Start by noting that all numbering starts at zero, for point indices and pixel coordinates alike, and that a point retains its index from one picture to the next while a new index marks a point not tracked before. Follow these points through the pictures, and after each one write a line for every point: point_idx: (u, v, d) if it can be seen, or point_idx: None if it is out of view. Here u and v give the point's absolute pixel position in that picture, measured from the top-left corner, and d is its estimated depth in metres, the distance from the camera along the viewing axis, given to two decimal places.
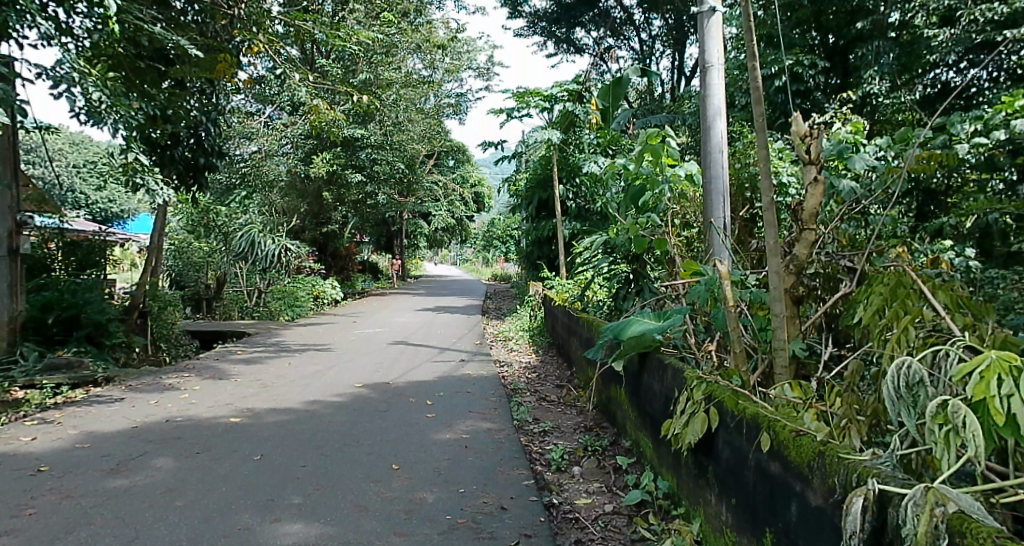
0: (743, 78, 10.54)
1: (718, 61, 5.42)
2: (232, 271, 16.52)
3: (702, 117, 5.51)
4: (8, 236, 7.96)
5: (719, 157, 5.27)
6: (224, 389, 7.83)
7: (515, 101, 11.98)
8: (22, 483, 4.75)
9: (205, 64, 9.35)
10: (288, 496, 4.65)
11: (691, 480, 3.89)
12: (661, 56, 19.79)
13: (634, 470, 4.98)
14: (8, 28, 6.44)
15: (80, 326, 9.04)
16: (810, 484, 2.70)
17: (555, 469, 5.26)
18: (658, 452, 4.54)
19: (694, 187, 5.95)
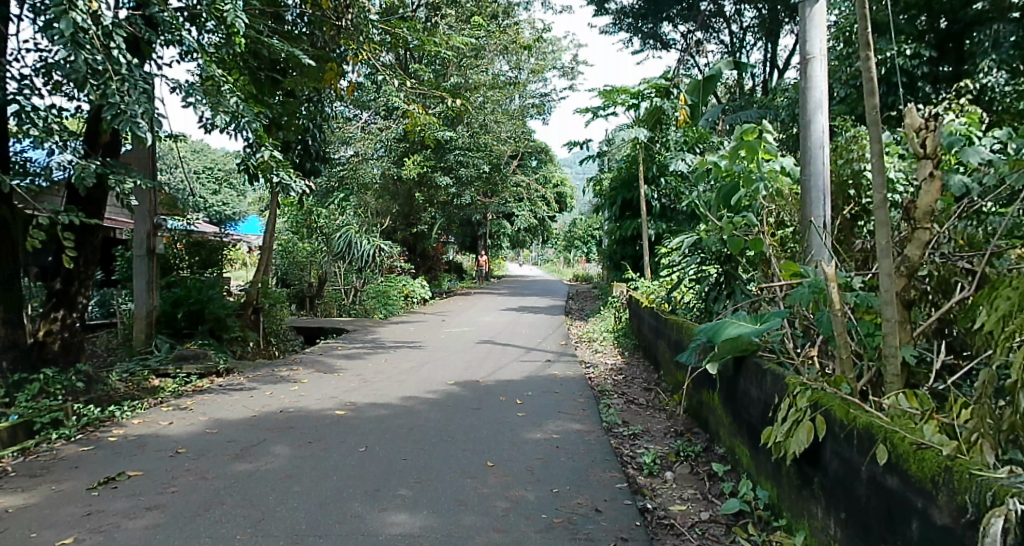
0: (843, 69, 10.29)
1: (820, 51, 5.31)
2: (332, 269, 17.03)
3: (801, 111, 5.42)
4: (146, 237, 8.63)
5: (819, 153, 5.20)
6: (329, 382, 8.26)
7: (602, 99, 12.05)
8: (165, 463, 5.21)
9: (314, 74, 9.87)
10: (394, 488, 4.91)
11: (794, 491, 3.88)
12: (753, 49, 19.35)
13: (730, 478, 4.96)
14: (149, 48, 6.85)
15: (203, 320, 9.81)
16: (934, 501, 2.69)
17: (648, 473, 5.29)
18: (756, 461, 4.52)
19: (791, 184, 5.84)
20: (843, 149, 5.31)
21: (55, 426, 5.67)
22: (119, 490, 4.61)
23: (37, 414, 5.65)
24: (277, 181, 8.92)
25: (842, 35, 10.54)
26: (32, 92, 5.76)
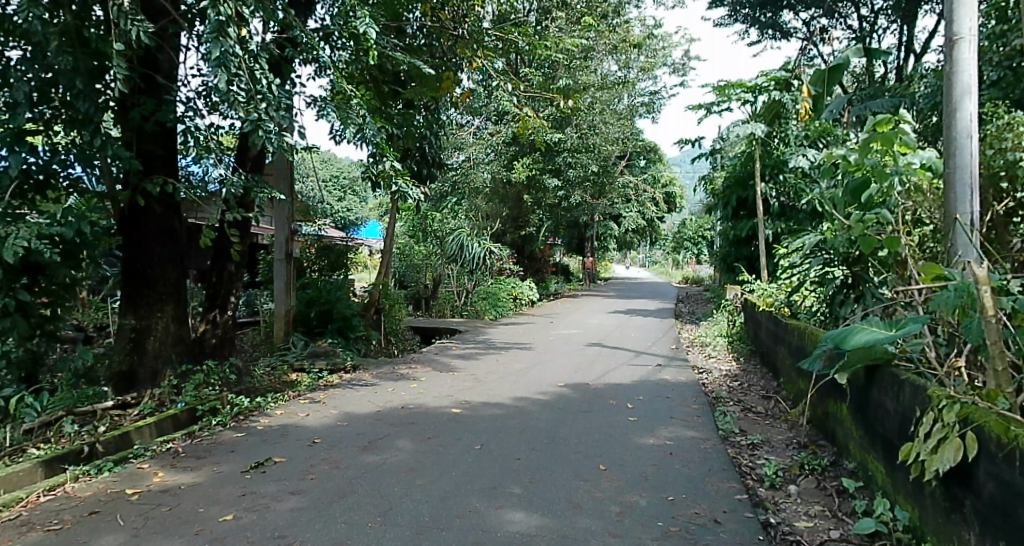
0: (994, 50, 9.65)
1: (970, 32, 4.87)
2: (446, 272, 17.55)
3: (948, 96, 4.99)
4: (285, 242, 9.33)
5: (968, 143, 4.80)
6: (445, 381, 8.59)
7: (715, 95, 11.92)
8: (303, 451, 5.59)
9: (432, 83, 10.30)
10: (508, 486, 4.97)
11: (939, 513, 3.73)
12: (885, 33, 18.34)
13: (862, 495, 4.75)
14: (288, 67, 7.40)
15: (332, 320, 10.52)
16: None
17: (770, 486, 5.15)
18: (893, 478, 4.33)
19: (933, 178, 5.56)
20: (993, 138, 5.16)
21: (213, 413, 6.24)
22: (267, 475, 4.99)
23: (199, 402, 6.25)
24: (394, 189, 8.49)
25: (996, 10, 9.83)
26: (195, 114, 6.39)
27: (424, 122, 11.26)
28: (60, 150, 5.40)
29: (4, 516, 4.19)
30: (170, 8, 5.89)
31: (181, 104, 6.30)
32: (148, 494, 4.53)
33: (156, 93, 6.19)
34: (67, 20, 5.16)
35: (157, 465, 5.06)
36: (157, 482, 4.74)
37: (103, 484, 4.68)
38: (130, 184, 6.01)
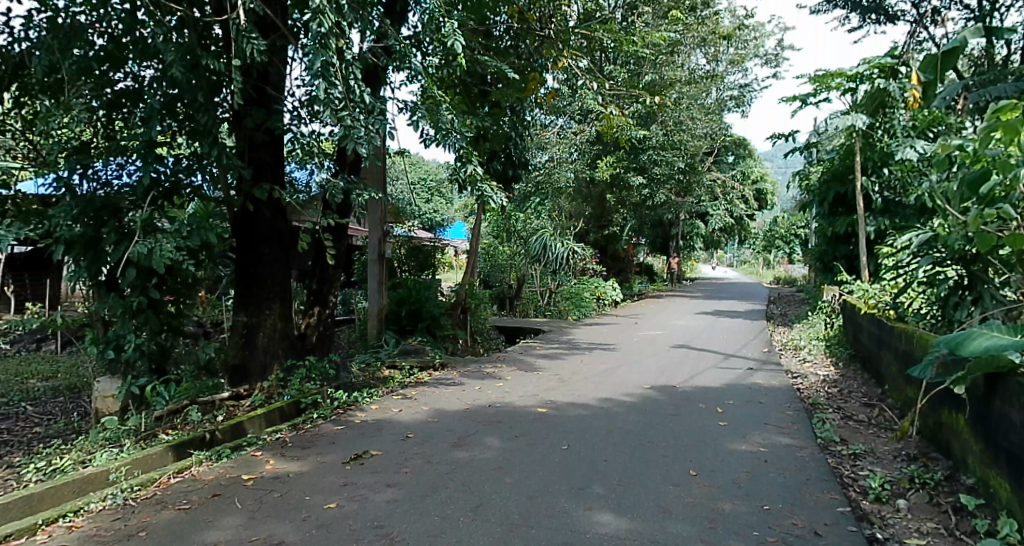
0: None
1: None
2: (530, 271, 17.65)
3: None
4: (378, 243, 9.63)
5: None
6: (530, 380, 8.68)
7: (814, 84, 11.52)
8: (397, 445, 5.79)
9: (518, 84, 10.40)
10: (596, 487, 4.99)
11: None
12: (1006, 11, 17.13)
13: (982, 513, 4.50)
14: (384, 73, 7.61)
15: (421, 319, 10.88)
16: None
17: (875, 499, 4.96)
18: (1020, 498, 4.09)
19: None
20: None
21: (314, 406, 6.56)
22: (366, 466, 5.22)
23: (302, 395, 6.59)
24: (478, 194, 8.49)
25: None
26: (300, 121, 6.72)
27: (509, 124, 11.40)
28: (182, 160, 5.81)
29: (142, 494, 4.55)
30: (280, 21, 6.28)
31: (287, 114, 6.66)
32: (261, 480, 4.83)
33: (266, 103, 6.54)
34: (190, 38, 5.60)
35: (268, 454, 5.37)
36: (269, 469, 5.04)
37: (222, 468, 5.02)
38: (241, 191, 6.38)
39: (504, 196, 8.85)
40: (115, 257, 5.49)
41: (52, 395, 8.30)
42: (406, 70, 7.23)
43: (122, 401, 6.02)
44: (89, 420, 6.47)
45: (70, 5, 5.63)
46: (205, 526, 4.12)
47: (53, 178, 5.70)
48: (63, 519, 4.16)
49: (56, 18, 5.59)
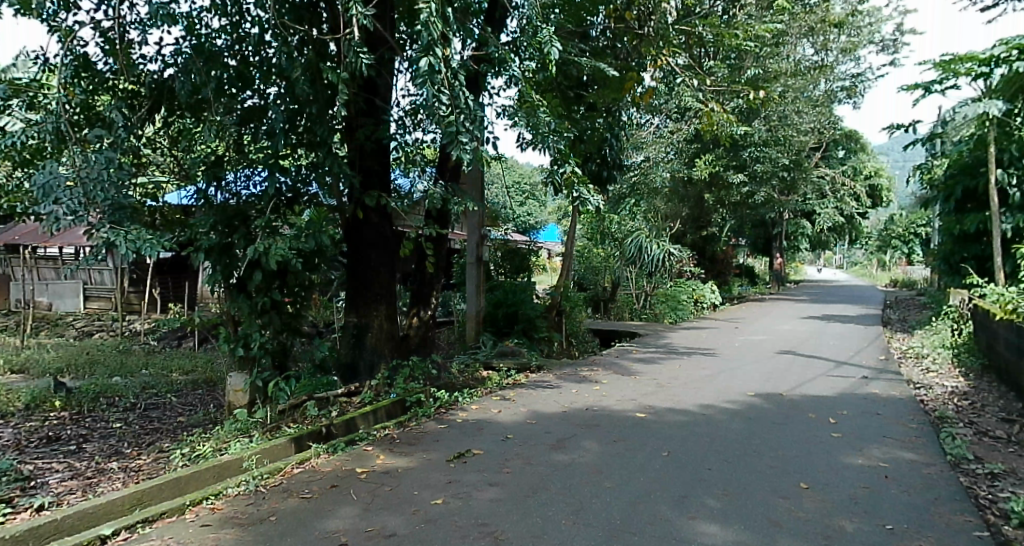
0: None
1: None
2: (624, 274, 17.45)
3: None
4: (475, 247, 9.83)
5: None
6: (628, 385, 8.62)
7: (940, 70, 10.80)
8: (498, 445, 5.90)
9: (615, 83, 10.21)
10: (702, 497, 4.90)
11: None
12: None
13: None
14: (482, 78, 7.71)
15: (517, 321, 11.13)
16: None
17: (1016, 523, 4.60)
18: None
19: None
20: None
21: (419, 405, 6.76)
22: (468, 465, 5.35)
23: (407, 394, 6.82)
24: (577, 196, 8.40)
25: None
26: (404, 130, 6.95)
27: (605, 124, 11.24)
28: (301, 169, 6.18)
29: (270, 482, 4.85)
30: (389, 35, 6.57)
31: (395, 123, 6.95)
32: (373, 474, 5.05)
33: (375, 114, 6.84)
34: (310, 55, 5.93)
35: (378, 448, 5.61)
36: (380, 463, 5.27)
37: (338, 461, 5.28)
38: (352, 197, 6.70)
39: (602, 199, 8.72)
40: (242, 262, 5.98)
41: (187, 388, 8.93)
42: (505, 73, 7.28)
43: (248, 395, 6.50)
44: (223, 412, 6.94)
45: (210, 32, 6.12)
46: (325, 514, 4.35)
47: (195, 191, 6.28)
48: (207, 500, 4.50)
49: (200, 46, 6.08)
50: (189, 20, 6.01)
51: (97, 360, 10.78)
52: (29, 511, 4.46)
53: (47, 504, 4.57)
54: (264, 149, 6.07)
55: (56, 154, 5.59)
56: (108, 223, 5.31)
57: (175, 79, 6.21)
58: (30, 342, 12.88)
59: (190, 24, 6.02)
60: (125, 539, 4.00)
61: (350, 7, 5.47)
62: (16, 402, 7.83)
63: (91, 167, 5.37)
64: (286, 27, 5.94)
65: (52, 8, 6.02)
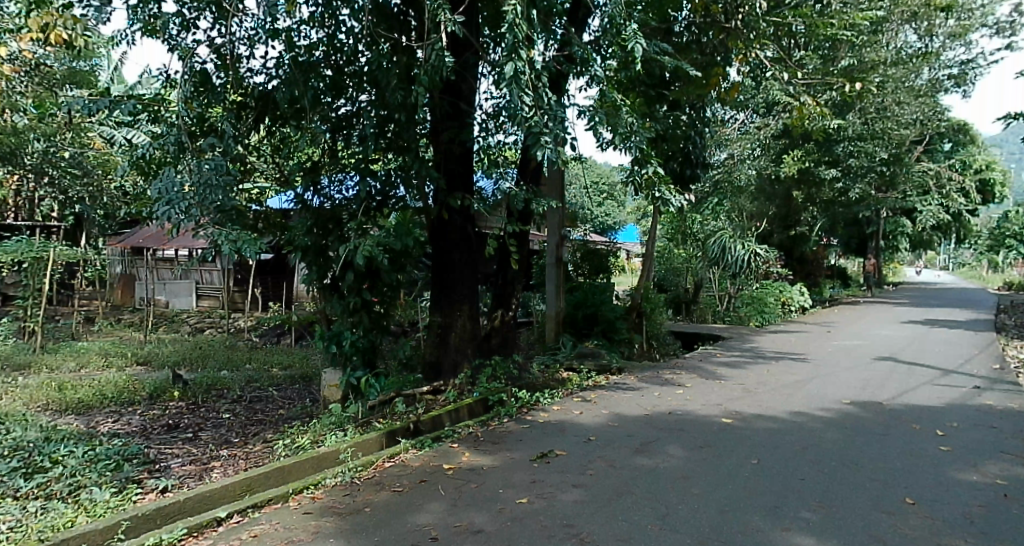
0: None
1: None
2: (708, 275, 17.10)
3: None
4: (555, 247, 9.87)
5: None
6: (714, 389, 8.47)
7: None
8: (581, 447, 5.92)
9: (701, 80, 10.03)
10: (796, 508, 4.76)
11: None
12: None
13: None
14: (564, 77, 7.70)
15: (597, 323, 11.12)
16: None
17: None
18: None
19: None
20: None
21: (501, 404, 6.87)
22: (551, 466, 5.39)
23: (490, 393, 6.93)
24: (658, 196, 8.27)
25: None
26: (487, 133, 7.06)
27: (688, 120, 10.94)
28: (390, 173, 6.37)
29: (364, 475, 5.05)
30: (474, 39, 6.69)
31: (478, 126, 7.06)
32: (459, 470, 5.17)
33: (460, 118, 6.97)
34: (400, 62, 6.12)
35: (464, 446, 5.74)
36: (466, 461, 5.39)
37: (426, 456, 5.44)
38: (436, 200, 6.85)
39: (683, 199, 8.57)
40: (339, 260, 6.22)
41: (287, 382, 9.37)
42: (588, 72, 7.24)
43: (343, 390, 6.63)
44: (319, 406, 7.25)
45: (307, 44, 6.39)
46: (415, 508, 4.49)
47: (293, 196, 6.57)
48: (307, 490, 4.73)
49: (298, 58, 6.34)
50: (289, 33, 6.29)
51: (198, 354, 11.41)
52: (153, 492, 4.82)
53: (168, 486, 4.92)
54: (356, 154, 6.29)
55: (175, 163, 5.98)
56: (216, 224, 5.75)
57: (277, 90, 6.50)
58: (147, 337, 13.80)
59: (290, 37, 6.30)
60: (238, 522, 4.29)
61: (438, 13, 5.62)
62: (138, 391, 8.41)
63: (204, 173, 5.71)
64: (377, 35, 6.18)
65: (175, 29, 6.43)
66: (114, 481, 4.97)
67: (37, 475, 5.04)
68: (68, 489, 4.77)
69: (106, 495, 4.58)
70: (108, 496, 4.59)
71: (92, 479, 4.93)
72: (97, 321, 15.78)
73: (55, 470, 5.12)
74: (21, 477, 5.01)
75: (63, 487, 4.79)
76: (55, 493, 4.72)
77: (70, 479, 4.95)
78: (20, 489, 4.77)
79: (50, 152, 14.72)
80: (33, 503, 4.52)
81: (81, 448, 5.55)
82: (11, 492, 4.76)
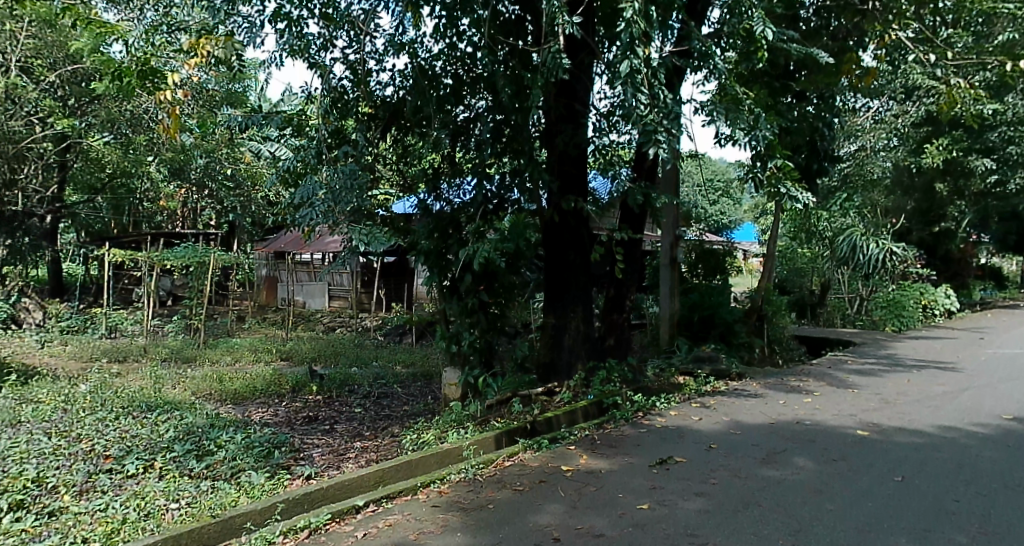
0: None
1: None
2: (837, 276, 16.33)
3: None
4: (670, 247, 9.70)
5: None
6: (846, 399, 8.04)
7: None
8: (702, 455, 5.78)
9: (832, 68, 9.38)
10: (948, 531, 4.38)
11: None
12: None
13: None
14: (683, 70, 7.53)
15: (714, 326, 10.83)
16: None
17: None
18: None
19: None
20: None
21: (616, 407, 6.83)
22: (671, 473, 5.31)
23: (604, 395, 6.89)
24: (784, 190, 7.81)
25: None
26: (600, 132, 7.04)
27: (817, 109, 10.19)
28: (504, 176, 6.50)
29: (486, 472, 5.18)
30: (591, 39, 6.69)
31: (592, 126, 7.06)
32: (578, 472, 5.20)
33: (574, 119, 6.99)
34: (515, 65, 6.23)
35: (581, 448, 5.77)
36: (583, 463, 5.41)
37: (544, 457, 5.52)
38: (550, 202, 6.91)
39: (812, 194, 8.04)
40: (459, 263, 6.40)
41: (412, 379, 9.72)
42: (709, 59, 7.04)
43: (461, 388, 6.94)
44: (441, 403, 7.49)
45: (430, 56, 6.63)
46: (535, 508, 4.55)
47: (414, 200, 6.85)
48: (434, 484, 4.91)
49: (421, 68, 6.59)
50: (412, 46, 6.56)
51: (334, 351, 12.10)
52: (300, 478, 5.17)
53: (312, 473, 5.25)
54: (473, 159, 6.45)
55: (314, 172, 6.44)
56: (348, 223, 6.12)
57: (403, 101, 6.80)
58: (288, 334, 14.71)
59: (413, 49, 6.56)
60: (374, 511, 4.50)
61: (556, 16, 5.66)
62: (283, 384, 9.00)
63: (340, 178, 6.09)
64: (495, 40, 6.36)
65: (316, 48, 6.84)
66: (268, 466, 5.39)
67: (205, 458, 5.57)
68: (231, 471, 5.25)
69: (261, 479, 4.97)
70: (263, 480, 4.98)
71: (249, 463, 5.40)
72: (245, 320, 17.00)
73: (218, 454, 5.63)
74: (193, 459, 5.55)
75: (226, 469, 5.28)
76: (220, 474, 5.21)
77: (231, 463, 5.43)
78: (192, 469, 5.30)
79: (211, 166, 17.02)
80: (202, 482, 5.00)
81: (239, 436, 6.09)
82: (186, 471, 5.29)
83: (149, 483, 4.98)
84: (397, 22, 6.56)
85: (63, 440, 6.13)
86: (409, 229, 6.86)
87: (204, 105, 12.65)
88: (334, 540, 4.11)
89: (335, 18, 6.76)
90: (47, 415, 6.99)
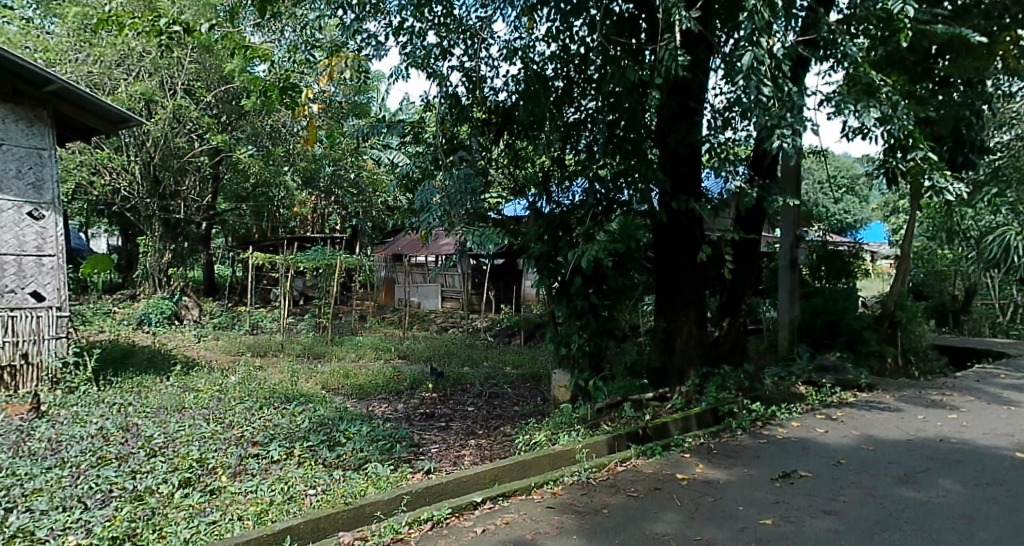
0: None
1: None
2: (985, 281, 14.99)
3: None
4: (789, 249, 9.25)
5: None
6: (999, 416, 7.34)
7: None
8: (832, 470, 5.45)
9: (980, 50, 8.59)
10: None
11: None
12: None
13: None
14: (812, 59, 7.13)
15: (840, 333, 10.21)
16: None
17: None
18: None
19: None
20: None
21: (733, 415, 6.59)
22: (797, 488, 5.04)
23: (720, 403, 6.66)
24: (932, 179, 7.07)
25: None
26: (715, 129, 6.80)
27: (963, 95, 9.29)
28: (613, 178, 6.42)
29: (600, 476, 5.14)
30: (709, 34, 6.48)
31: (707, 124, 6.84)
32: (694, 482, 5.05)
33: (688, 117, 6.79)
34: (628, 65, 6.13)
35: (697, 457, 5.60)
36: (701, 473, 5.25)
37: (659, 465, 5.40)
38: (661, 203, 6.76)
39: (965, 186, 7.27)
40: (569, 265, 6.40)
41: (526, 380, 9.79)
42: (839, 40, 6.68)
43: (571, 391, 7.00)
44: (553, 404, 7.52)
45: (543, 60, 6.65)
46: (652, 516, 4.46)
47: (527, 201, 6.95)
48: (548, 485, 4.92)
49: (533, 73, 6.64)
50: (526, 51, 6.60)
51: (453, 351, 12.39)
52: (420, 472, 5.34)
53: (432, 468, 5.41)
54: (584, 161, 6.43)
55: (433, 177, 6.64)
56: (463, 224, 6.29)
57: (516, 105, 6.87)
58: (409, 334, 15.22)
59: (526, 54, 6.60)
60: (491, 508, 4.57)
61: (673, 11, 5.52)
62: (404, 381, 9.31)
63: (457, 184, 6.31)
64: (609, 39, 6.28)
65: (434, 58, 7.03)
66: (391, 459, 5.61)
67: (336, 448, 5.87)
68: (359, 462, 5.50)
69: (387, 471, 5.17)
70: (387, 472, 5.18)
71: (375, 455, 5.63)
72: (371, 319, 17.77)
73: (348, 445, 5.91)
74: (325, 448, 5.86)
75: (354, 460, 5.54)
76: (349, 464, 5.47)
77: (359, 454, 5.68)
78: (324, 458, 5.59)
79: (339, 173, 17.88)
80: (334, 471, 5.26)
81: (365, 429, 6.36)
82: (319, 460, 5.59)
83: (289, 469, 5.30)
84: (512, 28, 6.62)
85: (218, 426, 6.64)
86: (521, 231, 6.94)
87: (333, 115, 13.41)
88: (454, 534, 4.20)
89: (452, 28, 6.92)
90: (204, 403, 7.60)
